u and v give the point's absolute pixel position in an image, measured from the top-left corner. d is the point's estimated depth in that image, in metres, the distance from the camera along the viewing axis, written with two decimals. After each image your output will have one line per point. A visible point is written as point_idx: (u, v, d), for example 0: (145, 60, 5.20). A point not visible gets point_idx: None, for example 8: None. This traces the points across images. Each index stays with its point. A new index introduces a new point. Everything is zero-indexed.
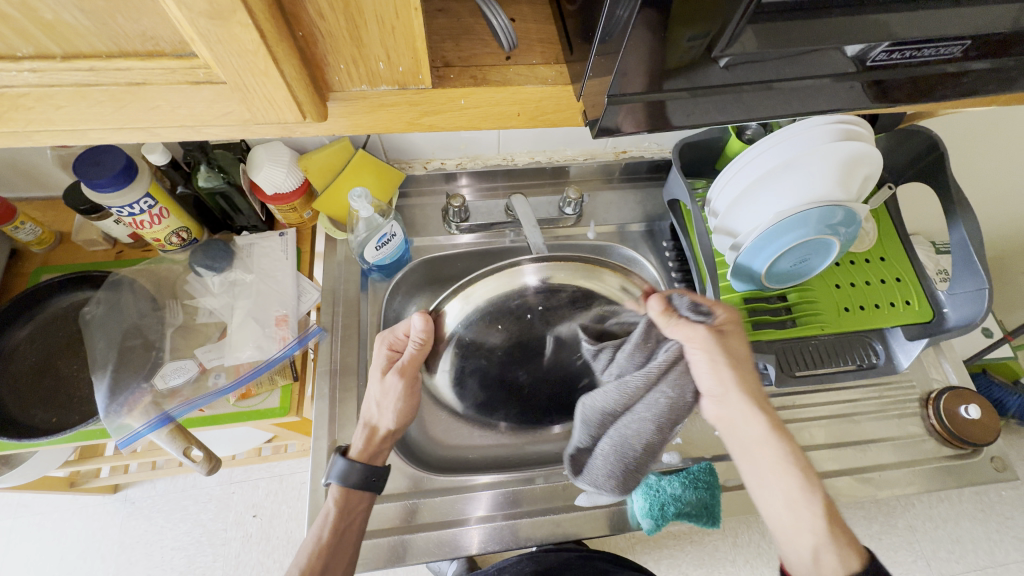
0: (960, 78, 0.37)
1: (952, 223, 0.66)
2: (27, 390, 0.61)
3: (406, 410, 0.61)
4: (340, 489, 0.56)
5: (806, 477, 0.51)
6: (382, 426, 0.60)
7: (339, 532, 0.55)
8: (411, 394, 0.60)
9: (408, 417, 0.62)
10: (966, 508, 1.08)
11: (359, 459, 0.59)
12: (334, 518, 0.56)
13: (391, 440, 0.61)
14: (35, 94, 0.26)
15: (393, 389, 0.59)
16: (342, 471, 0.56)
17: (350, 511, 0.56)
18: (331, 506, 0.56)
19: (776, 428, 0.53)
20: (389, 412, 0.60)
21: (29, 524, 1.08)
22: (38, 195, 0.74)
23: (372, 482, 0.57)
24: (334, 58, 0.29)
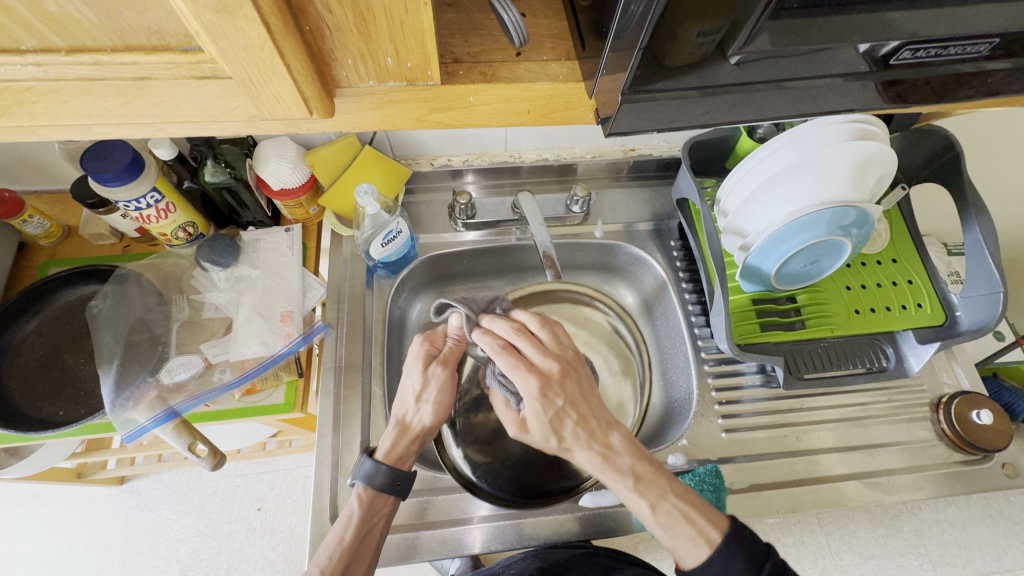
0: (984, 78, 0.36)
1: (967, 225, 0.64)
2: (35, 383, 0.61)
3: (443, 404, 0.61)
4: (365, 490, 0.56)
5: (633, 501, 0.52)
6: (417, 424, 0.60)
7: (360, 535, 0.54)
8: (449, 389, 0.62)
9: (444, 413, 0.62)
10: (974, 512, 1.07)
11: (387, 461, 0.58)
12: (356, 520, 0.55)
13: (418, 442, 0.60)
14: (40, 88, 0.26)
15: (435, 379, 0.61)
16: (370, 471, 0.56)
17: (372, 514, 0.56)
18: (355, 506, 0.55)
19: (599, 454, 0.52)
20: (429, 406, 0.60)
21: (36, 514, 1.09)
22: (46, 189, 0.74)
23: (397, 487, 0.57)
24: (341, 53, 0.29)
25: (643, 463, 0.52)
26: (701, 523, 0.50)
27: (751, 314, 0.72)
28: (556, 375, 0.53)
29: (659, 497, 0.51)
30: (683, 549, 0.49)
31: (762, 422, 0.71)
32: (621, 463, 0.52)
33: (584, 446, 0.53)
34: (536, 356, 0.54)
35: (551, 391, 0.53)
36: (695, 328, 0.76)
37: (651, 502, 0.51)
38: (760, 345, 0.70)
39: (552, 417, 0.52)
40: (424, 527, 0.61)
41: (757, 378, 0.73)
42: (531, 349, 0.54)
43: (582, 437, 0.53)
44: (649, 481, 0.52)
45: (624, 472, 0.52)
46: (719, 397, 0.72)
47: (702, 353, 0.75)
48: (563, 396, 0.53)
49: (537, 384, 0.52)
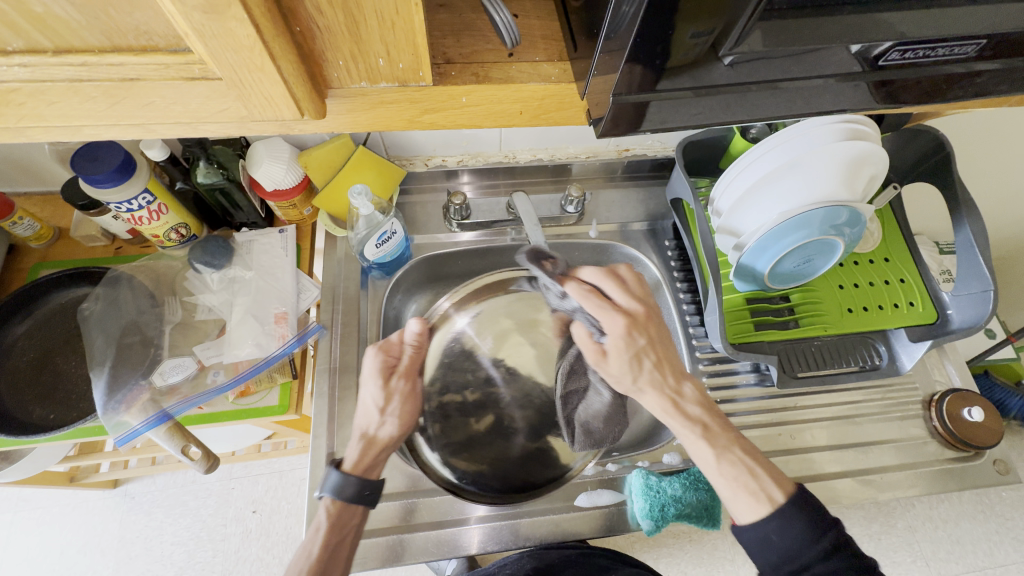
0: (972, 78, 0.36)
1: (958, 224, 0.65)
2: (26, 387, 0.61)
3: (407, 414, 0.62)
4: (334, 502, 0.55)
5: (695, 447, 0.55)
6: (382, 436, 0.60)
7: (329, 548, 0.52)
8: (410, 400, 0.63)
9: (409, 423, 0.62)
10: (967, 508, 1.08)
11: (355, 472, 0.56)
12: (325, 532, 0.53)
13: (385, 453, 0.59)
14: (26, 89, 0.25)
15: (398, 392, 0.62)
16: (338, 483, 0.54)
17: (341, 526, 0.54)
18: (323, 519, 0.54)
19: (669, 400, 0.57)
20: (393, 419, 0.61)
21: (29, 517, 1.08)
22: (36, 190, 0.74)
23: (365, 497, 0.55)
24: (333, 55, 0.29)
25: (710, 415, 0.56)
26: (761, 476, 0.51)
27: (744, 313, 0.73)
28: (642, 316, 0.59)
29: (725, 447, 0.54)
30: (743, 502, 0.50)
31: (756, 421, 0.71)
32: (690, 412, 0.57)
33: (660, 386, 0.58)
34: (622, 297, 0.61)
35: (635, 331, 0.59)
36: (690, 328, 0.76)
37: (716, 451, 0.54)
38: (754, 344, 0.70)
39: (632, 355, 0.58)
40: (419, 528, 0.61)
41: (751, 377, 0.74)
42: (619, 289, 0.61)
43: (656, 380, 0.58)
44: (715, 432, 0.55)
45: (695, 419, 0.56)
46: (714, 396, 0.72)
47: (697, 352, 0.75)
48: (645, 336, 0.59)
49: (623, 322, 0.58)
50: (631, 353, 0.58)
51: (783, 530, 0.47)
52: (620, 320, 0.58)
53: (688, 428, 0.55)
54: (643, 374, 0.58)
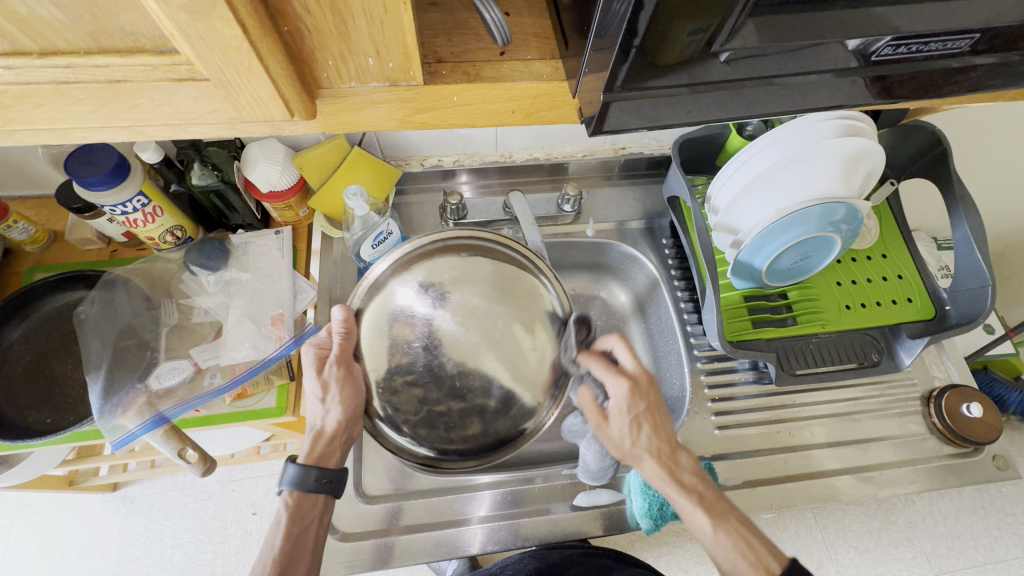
0: (968, 73, 0.36)
1: (955, 219, 0.65)
2: (22, 391, 0.61)
3: (348, 402, 0.54)
4: (292, 494, 0.55)
5: (691, 518, 0.53)
6: (330, 426, 0.56)
7: (291, 538, 0.53)
8: (350, 387, 0.54)
9: (354, 410, 0.55)
10: (967, 504, 1.08)
11: (308, 462, 0.56)
12: (285, 524, 0.53)
13: (340, 439, 0.57)
14: (12, 91, 0.25)
15: (334, 379, 0.55)
16: (296, 476, 0.54)
17: (303, 516, 0.54)
18: (281, 512, 0.54)
19: (669, 469, 0.54)
20: (332, 408, 0.55)
21: (29, 521, 1.08)
22: (31, 194, 0.73)
23: (325, 486, 0.55)
24: (321, 54, 0.28)
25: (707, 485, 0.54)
26: (758, 551, 0.51)
27: (742, 310, 0.72)
28: (645, 380, 0.54)
29: (724, 518, 0.53)
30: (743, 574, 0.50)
31: (755, 419, 0.71)
32: (689, 482, 0.54)
33: (659, 455, 0.54)
34: (629, 360, 0.55)
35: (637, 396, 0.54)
36: (688, 326, 0.76)
37: (714, 521, 0.53)
38: (752, 341, 0.70)
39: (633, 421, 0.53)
40: (417, 529, 0.61)
41: (749, 375, 0.74)
42: (624, 352, 0.55)
43: (655, 447, 0.54)
44: (710, 502, 0.54)
45: (692, 490, 0.54)
46: (712, 393, 0.72)
47: (695, 350, 0.75)
48: (647, 401, 0.54)
49: (628, 386, 0.53)
50: (631, 420, 0.53)
51: None
52: (624, 384, 0.53)
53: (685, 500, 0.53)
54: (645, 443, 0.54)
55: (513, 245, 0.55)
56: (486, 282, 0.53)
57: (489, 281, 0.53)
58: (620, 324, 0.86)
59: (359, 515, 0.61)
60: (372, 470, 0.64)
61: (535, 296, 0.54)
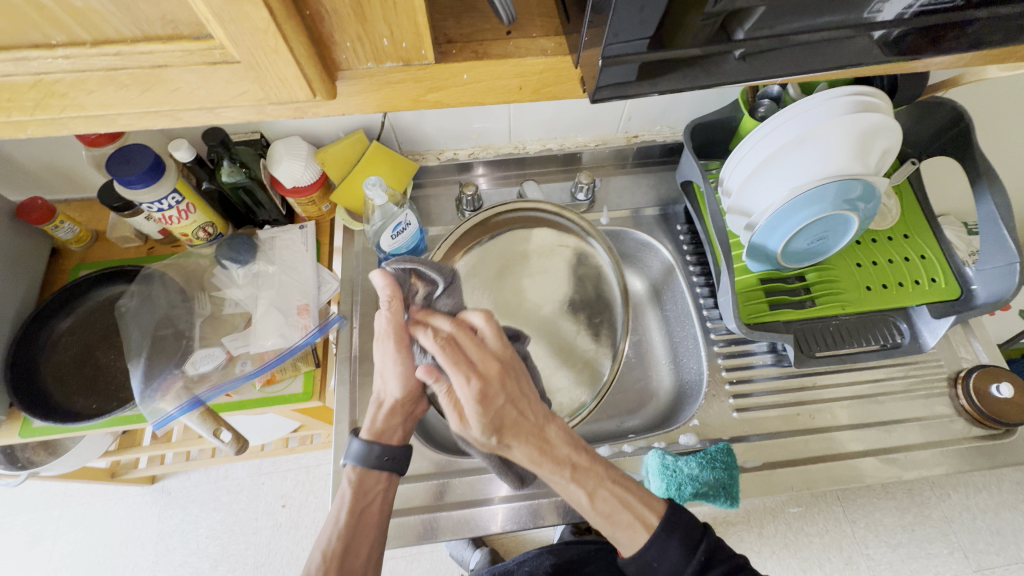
0: (966, 28, 0.36)
1: (980, 195, 0.64)
2: (70, 378, 0.65)
3: (404, 374, 0.56)
4: (356, 470, 0.58)
5: (567, 491, 0.52)
6: (390, 398, 0.59)
7: (355, 513, 0.55)
8: (406, 359, 0.55)
9: (412, 381, 0.57)
10: (1007, 498, 1.04)
11: (370, 436, 0.59)
12: (349, 500, 0.56)
13: (399, 415, 0.60)
14: (69, 79, 0.28)
15: (385, 352, 0.55)
16: (360, 451, 0.57)
17: (366, 492, 0.57)
18: (346, 487, 0.57)
19: (537, 456, 0.52)
20: (391, 380, 0.57)
21: (74, 512, 1.14)
22: (75, 197, 0.78)
23: (386, 463, 0.58)
24: (340, 37, 0.31)
25: (580, 454, 0.53)
26: (638, 509, 0.52)
27: (759, 293, 0.72)
28: (499, 372, 0.51)
29: (596, 486, 0.53)
30: (623, 535, 0.52)
31: (774, 401, 0.71)
32: (559, 456, 0.52)
33: (529, 443, 0.52)
34: (476, 355, 0.51)
35: (492, 390, 0.50)
36: (704, 311, 0.76)
37: (588, 489, 0.52)
38: (768, 323, 0.70)
39: (493, 417, 0.50)
40: (439, 509, 0.63)
41: (768, 357, 0.73)
42: (489, 336, 0.52)
43: (523, 434, 0.52)
44: (583, 472, 0.53)
45: (565, 464, 0.52)
46: (730, 376, 0.72)
47: (712, 334, 0.75)
48: (506, 398, 0.51)
49: (476, 386, 0.49)
50: (490, 424, 0.49)
51: (660, 557, 0.50)
52: (473, 383, 0.49)
53: (554, 474, 0.52)
54: (507, 431, 0.51)
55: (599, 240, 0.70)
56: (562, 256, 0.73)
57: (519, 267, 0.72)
58: (636, 311, 0.86)
59: None
60: None
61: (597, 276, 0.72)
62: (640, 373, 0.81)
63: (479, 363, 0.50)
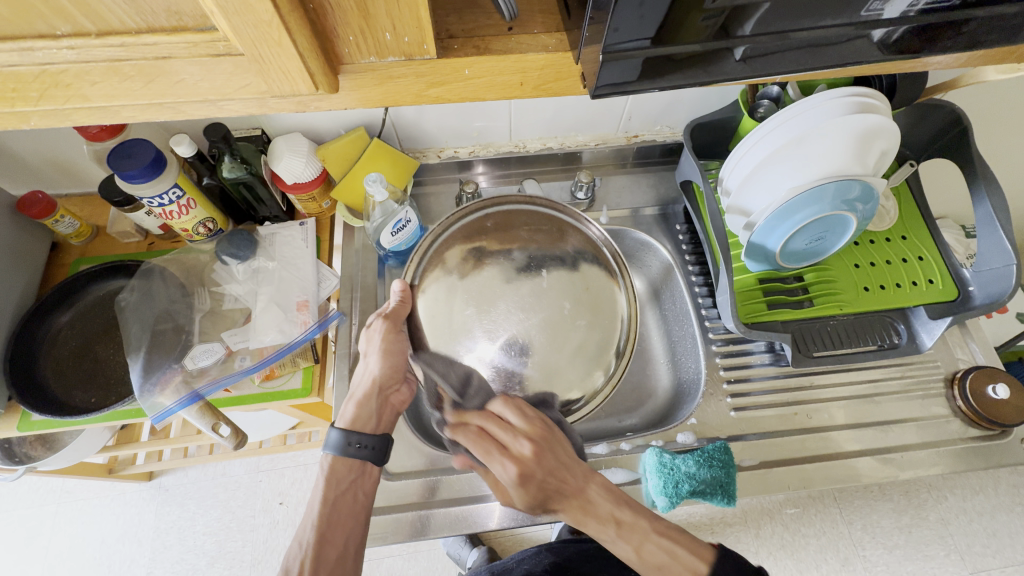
0: (962, 28, 0.36)
1: (978, 197, 0.64)
2: (69, 372, 0.65)
3: (390, 351, 0.58)
4: (330, 458, 0.56)
5: (617, 544, 0.52)
6: (366, 384, 0.59)
7: (329, 502, 0.54)
8: (396, 338, 0.58)
9: (395, 360, 0.58)
10: (1004, 501, 1.05)
11: (346, 422, 0.58)
12: (324, 489, 0.54)
13: (375, 399, 0.59)
14: (73, 70, 0.28)
15: (376, 330, 0.58)
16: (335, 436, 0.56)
17: (339, 481, 0.55)
18: (320, 475, 0.55)
19: (580, 518, 0.52)
20: (373, 356, 0.58)
21: (72, 509, 1.14)
22: (75, 191, 0.78)
23: (357, 449, 0.56)
24: (343, 30, 0.31)
25: (622, 509, 0.53)
26: (687, 561, 0.51)
27: (757, 293, 0.72)
28: (529, 455, 0.52)
29: (642, 541, 0.51)
30: None
31: (772, 400, 0.71)
32: (601, 513, 0.52)
33: (573, 507, 0.52)
34: (506, 438, 0.52)
35: (528, 471, 0.52)
36: (703, 309, 0.76)
37: (634, 544, 0.51)
38: (766, 323, 0.70)
39: (533, 495, 0.52)
40: (437, 505, 0.63)
41: (766, 357, 0.74)
42: (513, 419, 0.53)
43: (567, 501, 0.52)
44: (629, 527, 0.52)
45: (613, 520, 0.52)
46: (728, 375, 0.72)
47: (710, 333, 0.75)
48: (543, 474, 0.52)
49: (511, 470, 0.51)
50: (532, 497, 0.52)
51: None
52: (510, 468, 0.52)
53: (602, 533, 0.52)
54: (552, 502, 0.53)
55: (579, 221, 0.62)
56: (540, 250, 0.58)
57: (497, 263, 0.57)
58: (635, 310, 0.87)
59: (382, 490, 0.64)
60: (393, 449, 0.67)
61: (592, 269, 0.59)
62: (638, 373, 0.81)
63: (510, 446, 0.52)
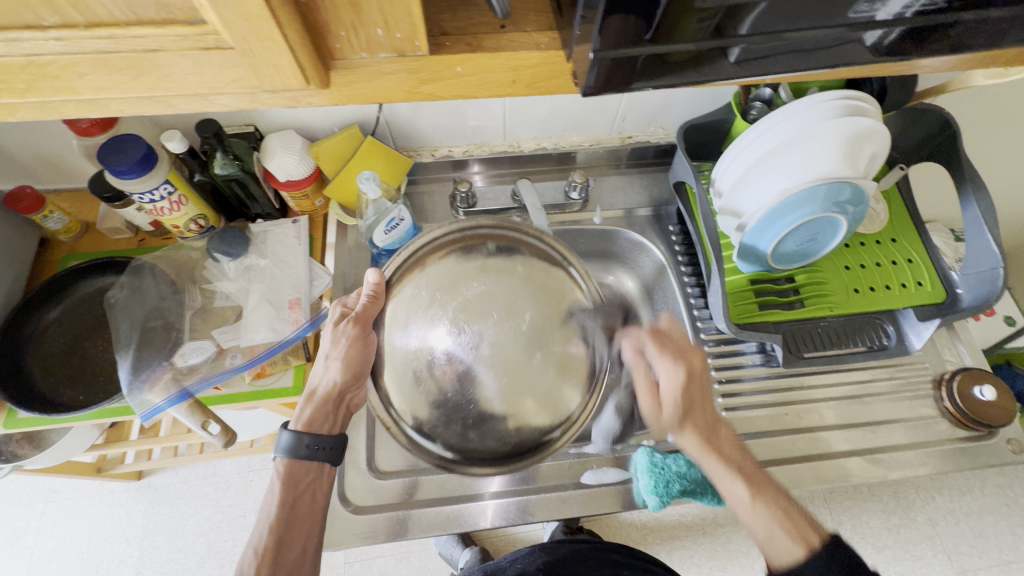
0: (949, 30, 0.36)
1: (966, 202, 0.65)
2: (57, 369, 0.64)
3: (353, 359, 0.57)
4: (285, 461, 0.56)
5: (727, 484, 0.56)
6: (324, 388, 0.59)
7: (286, 505, 0.54)
8: (360, 346, 0.56)
9: (356, 368, 0.58)
10: (990, 502, 1.06)
11: (300, 426, 0.57)
12: (280, 492, 0.54)
13: (332, 404, 0.59)
14: (60, 62, 0.28)
15: (344, 336, 0.56)
16: (290, 442, 0.55)
17: (297, 483, 0.55)
18: (275, 478, 0.55)
19: (704, 447, 0.58)
20: (335, 363, 0.57)
21: (58, 509, 1.13)
22: (64, 186, 0.77)
23: (320, 453, 0.56)
24: (335, 26, 0.31)
25: (745, 458, 0.58)
26: (798, 524, 0.52)
27: (748, 294, 0.73)
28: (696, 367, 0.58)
29: (759, 487, 0.55)
30: (780, 541, 0.51)
31: (762, 400, 0.71)
32: (726, 451, 0.58)
33: (702, 431, 0.58)
34: (680, 348, 0.59)
35: (692, 381, 0.58)
36: (695, 310, 0.77)
37: (751, 489, 0.55)
38: (757, 324, 0.71)
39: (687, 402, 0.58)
40: (428, 504, 0.63)
41: (757, 357, 0.74)
42: (680, 336, 0.60)
43: (701, 425, 0.59)
44: (751, 473, 0.56)
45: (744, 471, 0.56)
46: (719, 375, 0.73)
47: (702, 334, 0.76)
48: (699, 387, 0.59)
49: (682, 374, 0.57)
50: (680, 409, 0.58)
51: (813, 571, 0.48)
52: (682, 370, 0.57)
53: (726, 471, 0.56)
54: (690, 418, 0.59)
55: (539, 239, 0.54)
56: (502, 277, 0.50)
57: (457, 278, 0.50)
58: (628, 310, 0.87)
59: (373, 489, 0.64)
60: (384, 449, 0.66)
61: (559, 293, 0.52)
62: None
63: (686, 354, 0.58)
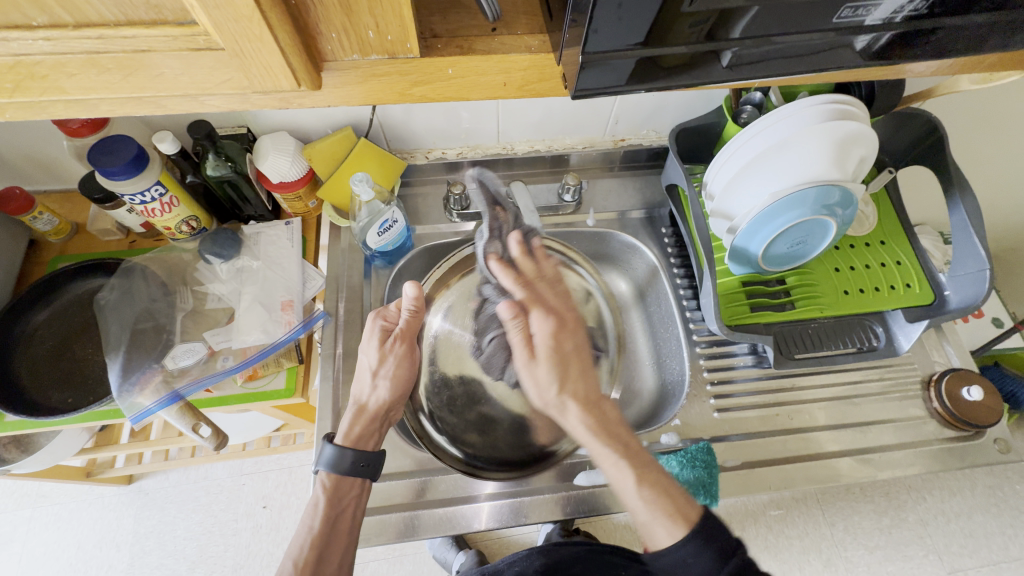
0: (931, 36, 0.37)
1: (953, 205, 0.66)
2: (45, 371, 0.64)
3: (400, 378, 0.63)
4: (330, 475, 0.57)
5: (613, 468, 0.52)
6: (372, 404, 0.61)
7: (329, 520, 0.55)
8: (409, 363, 0.65)
9: (402, 387, 0.64)
10: (980, 502, 1.07)
11: (347, 443, 0.59)
12: (323, 507, 0.56)
13: (378, 421, 0.62)
14: (49, 61, 0.28)
15: (392, 354, 0.64)
16: (335, 458, 0.57)
17: (341, 498, 0.57)
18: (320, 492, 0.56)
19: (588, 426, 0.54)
20: (384, 382, 0.62)
21: (46, 514, 1.11)
22: (54, 187, 0.77)
23: (362, 469, 0.57)
24: (326, 27, 0.31)
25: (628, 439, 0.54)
26: (677, 501, 0.50)
27: (739, 295, 0.73)
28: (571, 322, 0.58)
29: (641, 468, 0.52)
30: (660, 526, 0.49)
31: (753, 401, 0.72)
32: (615, 432, 0.54)
33: (584, 403, 0.55)
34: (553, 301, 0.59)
35: (563, 334, 0.57)
36: (687, 312, 0.77)
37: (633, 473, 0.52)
38: (749, 325, 0.71)
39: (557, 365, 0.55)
40: (423, 506, 0.63)
41: (749, 359, 0.74)
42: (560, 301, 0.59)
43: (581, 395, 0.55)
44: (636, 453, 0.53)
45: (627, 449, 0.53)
46: (711, 376, 0.73)
47: (694, 335, 0.76)
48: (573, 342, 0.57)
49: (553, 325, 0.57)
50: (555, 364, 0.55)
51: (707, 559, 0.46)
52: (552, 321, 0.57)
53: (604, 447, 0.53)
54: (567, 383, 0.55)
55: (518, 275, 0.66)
56: None
57: None
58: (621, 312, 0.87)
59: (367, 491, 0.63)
60: None
61: None
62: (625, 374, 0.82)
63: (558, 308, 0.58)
